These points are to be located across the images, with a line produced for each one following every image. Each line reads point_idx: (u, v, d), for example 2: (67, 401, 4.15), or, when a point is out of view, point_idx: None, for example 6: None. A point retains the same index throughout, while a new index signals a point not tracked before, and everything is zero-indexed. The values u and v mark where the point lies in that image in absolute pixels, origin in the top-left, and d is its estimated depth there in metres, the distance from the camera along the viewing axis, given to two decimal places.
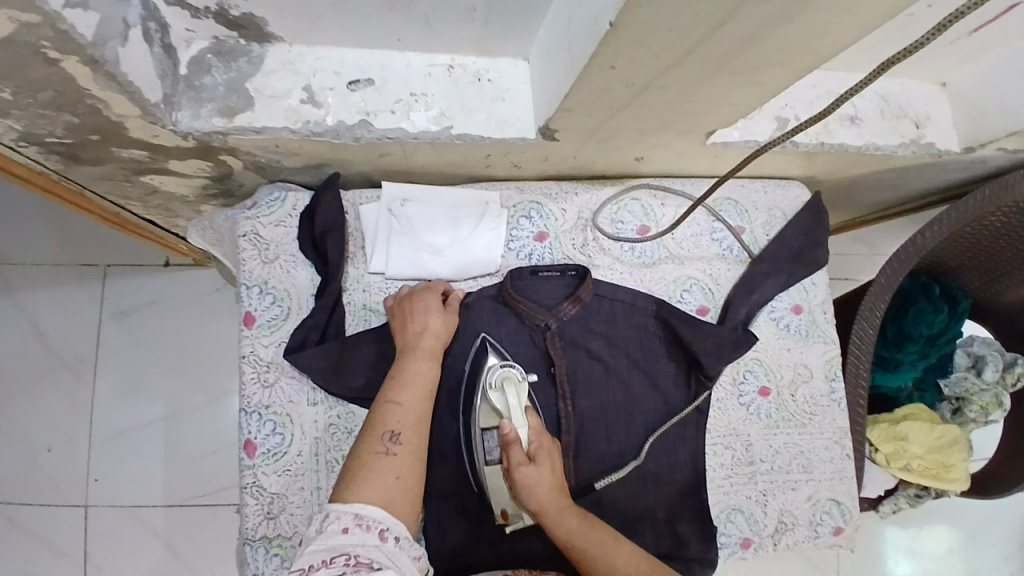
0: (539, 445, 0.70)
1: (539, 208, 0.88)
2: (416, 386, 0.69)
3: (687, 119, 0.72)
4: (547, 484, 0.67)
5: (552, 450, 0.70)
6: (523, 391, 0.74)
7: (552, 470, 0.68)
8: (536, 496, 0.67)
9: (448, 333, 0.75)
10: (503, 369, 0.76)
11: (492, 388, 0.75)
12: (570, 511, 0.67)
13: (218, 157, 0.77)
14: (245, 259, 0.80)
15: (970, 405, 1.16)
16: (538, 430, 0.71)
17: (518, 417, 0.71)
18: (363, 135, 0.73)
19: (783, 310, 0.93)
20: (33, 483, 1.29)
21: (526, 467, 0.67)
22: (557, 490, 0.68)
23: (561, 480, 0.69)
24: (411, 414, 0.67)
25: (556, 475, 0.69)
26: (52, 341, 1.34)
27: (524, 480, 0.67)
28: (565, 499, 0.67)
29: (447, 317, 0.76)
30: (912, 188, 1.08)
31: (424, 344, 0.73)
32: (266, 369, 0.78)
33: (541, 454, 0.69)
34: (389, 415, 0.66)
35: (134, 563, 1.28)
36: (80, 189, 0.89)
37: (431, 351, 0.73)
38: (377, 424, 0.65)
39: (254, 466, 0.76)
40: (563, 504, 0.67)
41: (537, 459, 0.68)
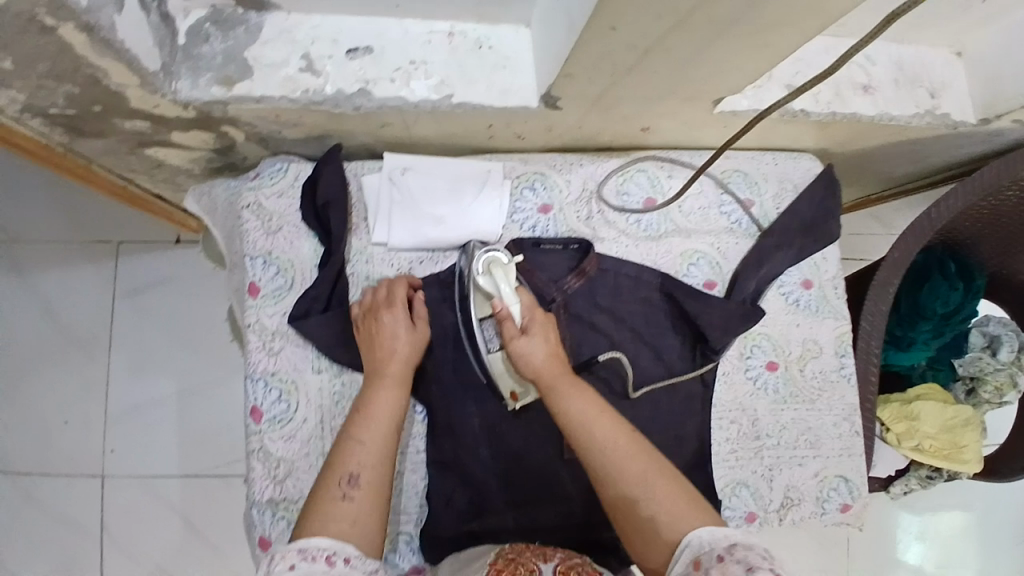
0: (532, 320, 0.70)
1: (542, 180, 0.86)
2: (380, 417, 0.66)
3: (693, 86, 0.70)
4: (542, 352, 0.67)
5: (545, 324, 0.70)
6: (511, 273, 0.75)
7: (547, 340, 0.68)
8: (531, 364, 0.67)
9: (415, 354, 0.73)
10: (489, 255, 0.76)
11: (480, 273, 0.75)
12: (562, 377, 0.65)
13: (220, 129, 0.77)
14: (249, 230, 0.80)
15: (985, 385, 1.14)
16: (531, 308, 0.72)
17: (511, 294, 0.72)
18: (363, 104, 0.72)
19: (793, 285, 0.91)
20: (51, 457, 1.33)
21: (519, 338, 0.68)
22: (554, 358, 0.67)
23: (557, 350, 0.68)
24: (373, 451, 0.64)
25: (551, 346, 0.68)
26: (66, 318, 1.36)
27: (520, 350, 0.67)
28: (562, 366, 0.67)
29: (414, 335, 0.74)
30: (930, 160, 1.04)
31: (388, 371, 0.70)
32: (272, 338, 0.79)
33: (533, 326, 0.69)
34: (349, 452, 0.63)
35: (151, 534, 1.32)
36: (87, 164, 0.89)
37: (399, 377, 0.70)
38: (336, 465, 0.63)
39: (259, 431, 0.77)
40: (558, 371, 0.66)
41: (530, 330, 0.69)
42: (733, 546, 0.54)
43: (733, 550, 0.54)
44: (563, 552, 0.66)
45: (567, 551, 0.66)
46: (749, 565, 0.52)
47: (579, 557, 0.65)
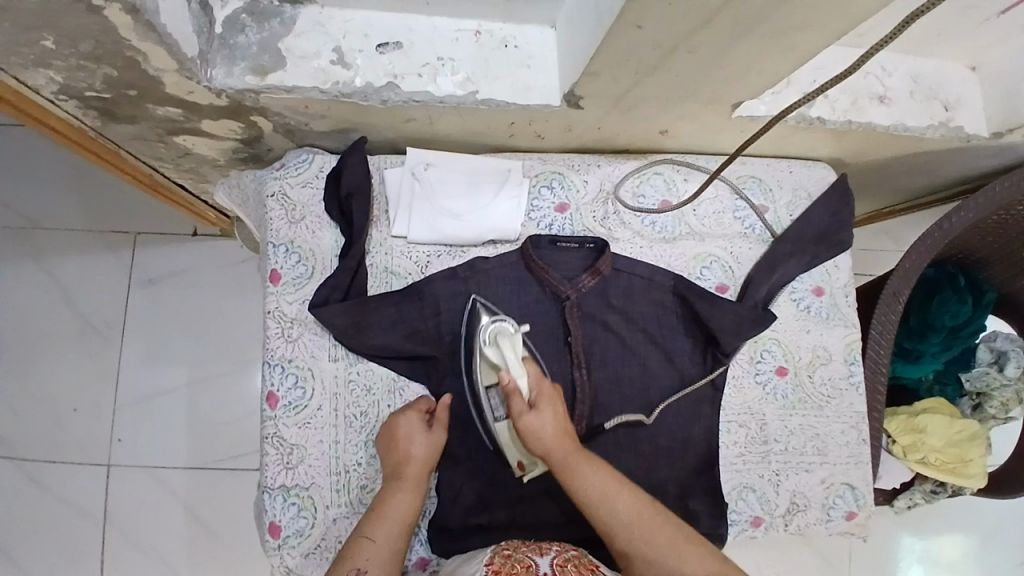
0: (541, 393, 0.69)
1: (560, 179, 0.88)
2: (392, 520, 0.66)
3: (712, 87, 0.72)
4: (553, 427, 0.66)
5: (554, 397, 0.69)
6: (518, 343, 0.73)
7: (556, 415, 0.67)
8: (542, 441, 0.66)
9: (434, 457, 0.72)
10: (495, 325, 0.74)
11: (486, 345, 0.74)
12: (574, 456, 0.65)
13: (249, 118, 0.79)
14: (273, 218, 0.82)
15: (991, 401, 1.14)
16: (538, 380, 0.70)
17: (517, 367, 0.70)
18: (391, 97, 0.74)
19: (804, 292, 0.92)
20: (59, 443, 1.34)
21: (529, 414, 0.66)
22: (562, 433, 0.66)
23: (566, 424, 0.67)
24: (381, 553, 0.64)
25: (559, 419, 0.67)
26: (80, 305, 1.38)
27: (530, 427, 0.66)
28: (572, 441, 0.66)
29: (433, 439, 0.73)
30: (942, 175, 1.06)
31: (406, 474, 0.69)
32: (290, 325, 0.80)
33: (542, 400, 0.68)
34: (359, 550, 0.63)
35: (154, 523, 1.32)
36: (115, 148, 0.92)
37: (415, 482, 0.69)
38: (343, 562, 0.62)
39: (275, 417, 0.78)
40: (570, 448, 0.65)
41: (539, 405, 0.67)
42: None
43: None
44: (558, 547, 0.65)
45: (562, 547, 0.65)
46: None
47: (575, 550, 0.65)
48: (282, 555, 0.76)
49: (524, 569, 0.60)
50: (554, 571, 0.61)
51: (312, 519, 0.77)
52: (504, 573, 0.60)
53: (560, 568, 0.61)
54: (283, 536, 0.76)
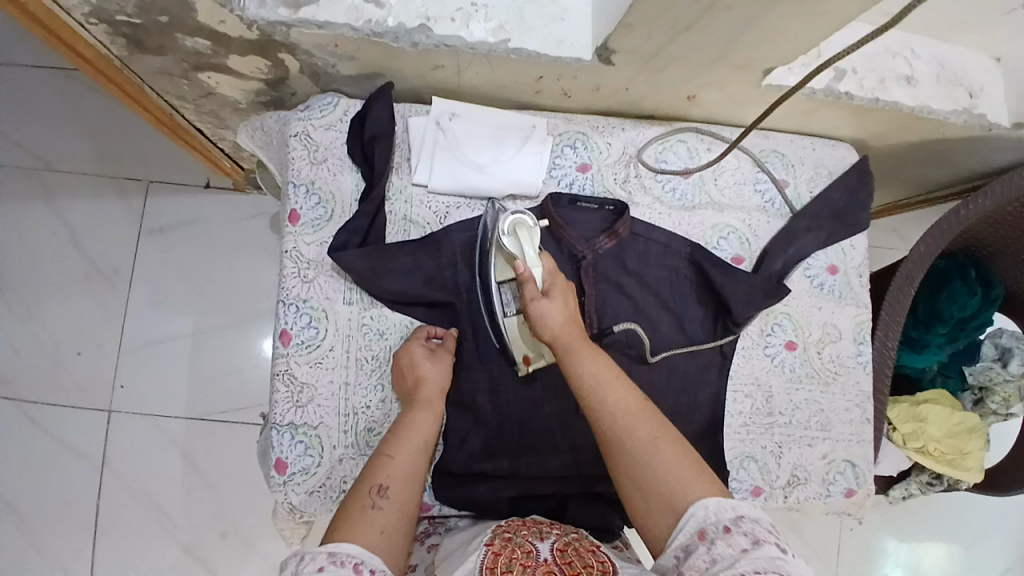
0: (554, 283, 0.70)
1: (584, 140, 0.88)
2: (411, 441, 0.69)
3: (745, 52, 0.71)
4: (561, 314, 0.66)
5: (567, 289, 0.69)
6: (536, 237, 0.75)
7: (566, 304, 0.68)
8: (550, 326, 0.66)
9: (445, 381, 0.76)
10: (515, 217, 0.76)
11: (505, 234, 0.75)
12: (579, 341, 0.64)
13: (277, 56, 0.79)
14: (295, 158, 0.82)
15: (993, 395, 1.15)
16: (553, 271, 0.71)
17: (534, 258, 0.72)
18: (422, 40, 0.73)
19: (818, 269, 0.92)
20: (60, 383, 1.34)
21: (539, 299, 0.67)
22: (571, 322, 0.66)
23: (575, 315, 0.67)
24: (402, 467, 0.66)
25: (569, 310, 0.67)
26: (89, 249, 1.37)
27: (539, 310, 0.66)
28: (580, 330, 0.66)
29: (443, 364, 0.77)
30: (956, 169, 1.05)
31: (420, 396, 0.73)
32: (307, 266, 0.80)
33: (555, 289, 0.68)
34: (380, 468, 0.65)
35: (152, 469, 1.33)
36: (139, 83, 0.91)
37: (428, 402, 0.73)
38: (366, 478, 0.64)
39: (287, 354, 0.78)
40: (577, 336, 0.65)
41: (551, 293, 0.68)
42: (740, 517, 0.54)
43: (742, 522, 0.54)
44: (558, 530, 0.67)
45: (562, 529, 0.67)
46: (756, 538, 0.53)
47: (575, 533, 0.66)
48: (287, 491, 0.77)
49: (525, 555, 0.61)
50: (554, 556, 0.61)
51: (318, 458, 0.77)
52: (504, 556, 0.61)
53: (561, 553, 0.62)
54: (289, 473, 0.77)
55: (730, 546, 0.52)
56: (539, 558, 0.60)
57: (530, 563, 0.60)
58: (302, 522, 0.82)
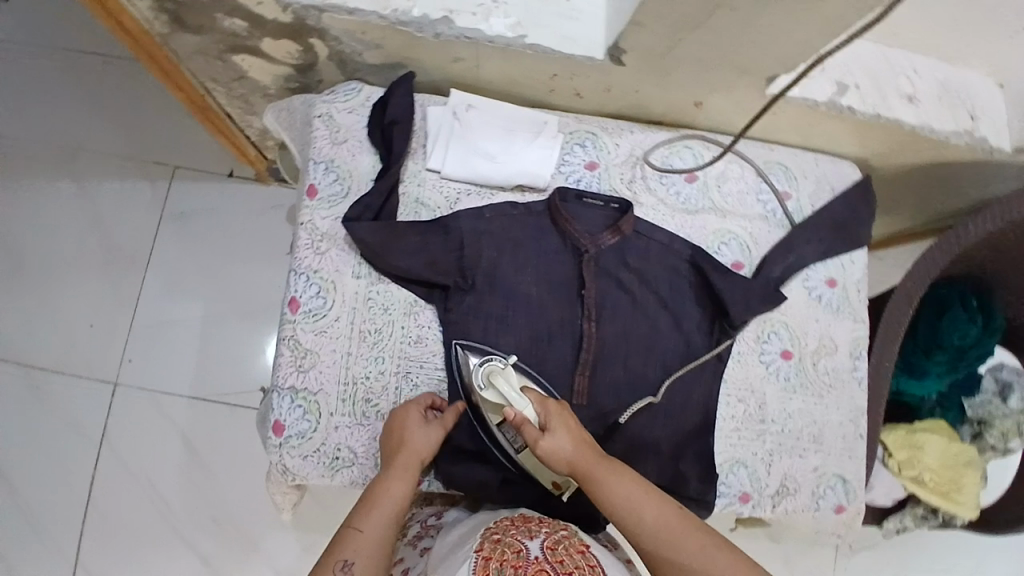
0: (548, 413, 0.71)
1: (593, 139, 0.91)
2: (382, 510, 0.68)
3: (750, 56, 0.75)
4: (571, 444, 0.69)
5: (562, 414, 0.71)
6: (509, 375, 0.75)
7: (568, 428, 0.70)
8: (566, 458, 0.68)
9: (430, 449, 0.74)
10: (485, 365, 0.76)
11: (483, 387, 0.76)
12: (597, 467, 0.68)
13: (308, 41, 0.84)
14: (318, 137, 0.87)
15: (991, 429, 1.15)
16: (542, 400, 0.72)
17: (519, 399, 0.72)
18: (444, 31, 0.77)
19: (818, 281, 0.94)
20: (70, 355, 1.37)
21: (544, 438, 0.69)
22: (581, 446, 0.69)
23: (581, 436, 0.70)
24: (369, 540, 0.65)
25: (575, 433, 0.70)
26: (111, 228, 1.42)
27: (549, 449, 0.68)
28: (592, 452, 0.69)
29: (430, 431, 0.75)
30: (960, 196, 1.06)
31: (398, 463, 0.72)
32: (320, 239, 0.84)
33: (552, 420, 0.70)
34: (348, 541, 0.65)
35: (150, 446, 1.34)
36: (177, 62, 0.97)
37: (406, 470, 0.71)
38: (333, 551, 0.65)
39: (294, 321, 0.82)
40: (592, 459, 0.69)
41: (550, 426, 0.70)
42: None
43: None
44: (547, 527, 0.65)
45: (550, 527, 0.65)
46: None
47: (564, 530, 0.65)
48: (281, 454, 0.79)
49: (515, 555, 0.59)
50: (543, 554, 0.60)
51: (315, 423, 0.80)
52: (496, 560, 0.59)
53: (550, 552, 0.60)
54: (285, 435, 0.79)
55: None
56: (530, 557, 0.59)
57: (521, 563, 0.58)
58: (292, 487, 0.85)
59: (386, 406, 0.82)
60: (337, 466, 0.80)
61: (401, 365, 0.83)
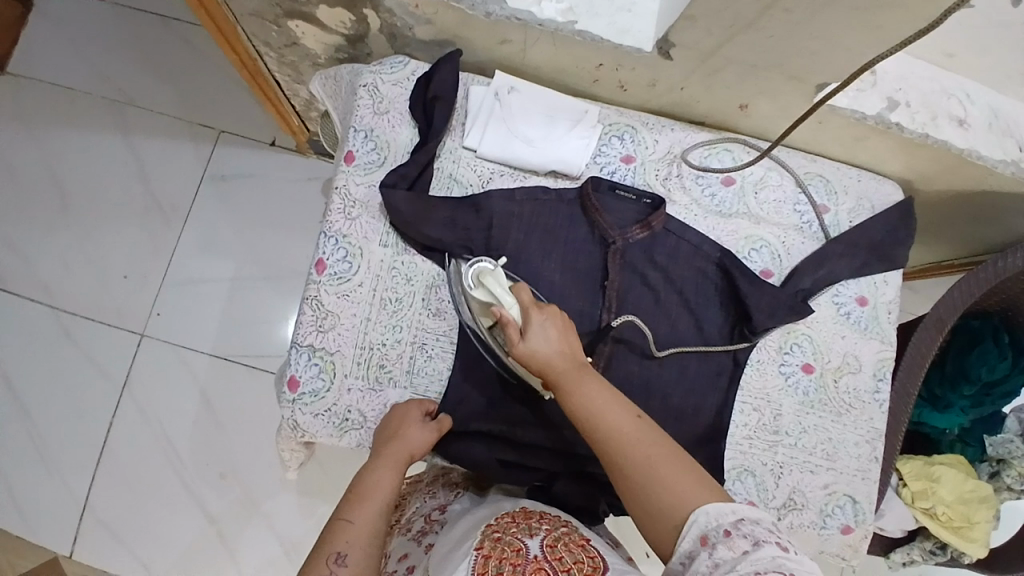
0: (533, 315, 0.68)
1: (632, 133, 0.91)
2: (375, 500, 0.66)
3: (799, 62, 0.74)
4: (549, 348, 0.65)
5: (548, 317, 0.67)
6: (499, 278, 0.74)
7: (552, 333, 0.66)
8: (540, 362, 0.65)
9: (420, 442, 0.74)
10: (476, 266, 0.77)
11: (473, 287, 0.76)
12: (570, 372, 0.63)
13: (362, 12, 0.86)
14: (360, 106, 0.88)
15: (1010, 469, 1.10)
16: (530, 304, 0.69)
17: (507, 300, 0.71)
18: (495, 11, 0.78)
19: (848, 298, 0.92)
20: (102, 302, 1.42)
21: (521, 340, 0.66)
22: (559, 351, 0.65)
23: (565, 342, 0.66)
24: (363, 530, 0.63)
25: (557, 338, 0.66)
26: (153, 183, 1.46)
27: (524, 352, 0.66)
28: (570, 360, 0.64)
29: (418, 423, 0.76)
30: (1005, 230, 1.03)
31: (387, 454, 0.71)
32: (353, 205, 0.86)
33: (533, 323, 0.67)
34: (339, 532, 0.62)
35: (169, 398, 1.38)
36: (234, 23, 0.99)
37: (396, 460, 0.71)
38: (325, 544, 0.61)
39: (319, 282, 0.83)
40: (567, 366, 0.64)
41: (530, 329, 0.66)
42: (739, 520, 0.52)
43: (740, 524, 0.52)
44: (547, 524, 0.65)
45: (552, 524, 0.65)
46: (756, 539, 0.50)
47: (564, 527, 0.64)
48: (294, 409, 0.81)
49: (514, 553, 0.59)
50: (543, 552, 0.59)
51: (328, 383, 0.81)
52: (495, 558, 0.58)
53: (550, 549, 0.60)
54: (299, 392, 0.81)
55: (731, 550, 0.50)
56: (529, 555, 0.58)
57: (520, 561, 0.58)
58: (301, 445, 0.87)
59: (399, 374, 0.83)
60: (346, 428, 0.81)
61: (418, 336, 0.84)
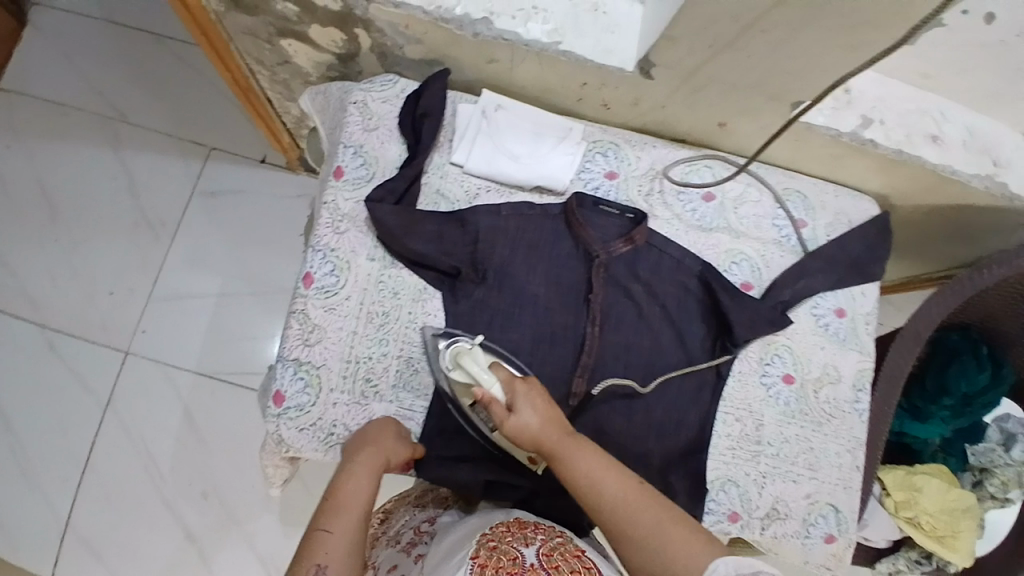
0: (516, 391, 0.69)
1: (615, 150, 0.94)
2: (350, 507, 0.67)
3: (776, 80, 0.77)
4: (537, 420, 0.67)
5: (530, 390, 0.69)
6: (476, 354, 0.75)
7: (538, 405, 0.68)
8: (531, 434, 0.66)
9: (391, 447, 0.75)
10: (453, 346, 0.78)
11: (451, 368, 0.77)
12: (562, 440, 0.65)
13: (354, 30, 0.88)
14: (350, 122, 0.90)
15: (992, 478, 1.13)
16: (511, 380, 0.71)
17: (488, 377, 0.72)
18: (483, 31, 0.81)
19: (826, 310, 0.95)
20: (87, 318, 1.41)
21: (509, 417, 0.67)
22: (548, 423, 0.67)
23: (552, 412, 0.68)
24: (341, 541, 0.63)
25: (545, 410, 0.68)
26: (142, 200, 1.46)
27: (514, 427, 0.67)
28: (560, 428, 0.66)
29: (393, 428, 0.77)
30: (978, 244, 1.07)
31: (360, 460, 0.72)
32: (340, 220, 0.87)
33: (518, 398, 0.68)
34: (318, 544, 0.63)
35: (153, 415, 1.37)
36: (227, 42, 1.01)
37: (370, 468, 0.71)
38: (305, 556, 0.62)
39: (306, 295, 0.84)
40: (559, 435, 0.66)
41: (517, 404, 0.68)
42: (757, 573, 0.55)
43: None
44: (543, 534, 0.64)
45: (547, 533, 0.64)
46: None
47: (559, 537, 0.64)
48: (278, 423, 0.81)
49: (510, 562, 0.58)
50: (539, 561, 0.59)
51: (314, 397, 0.82)
52: (491, 567, 0.58)
53: (546, 558, 0.60)
54: (284, 406, 0.81)
55: None
56: (526, 563, 0.58)
57: (517, 570, 0.57)
58: (285, 460, 0.87)
59: (385, 388, 0.84)
60: (331, 442, 0.81)
61: (404, 350, 0.85)
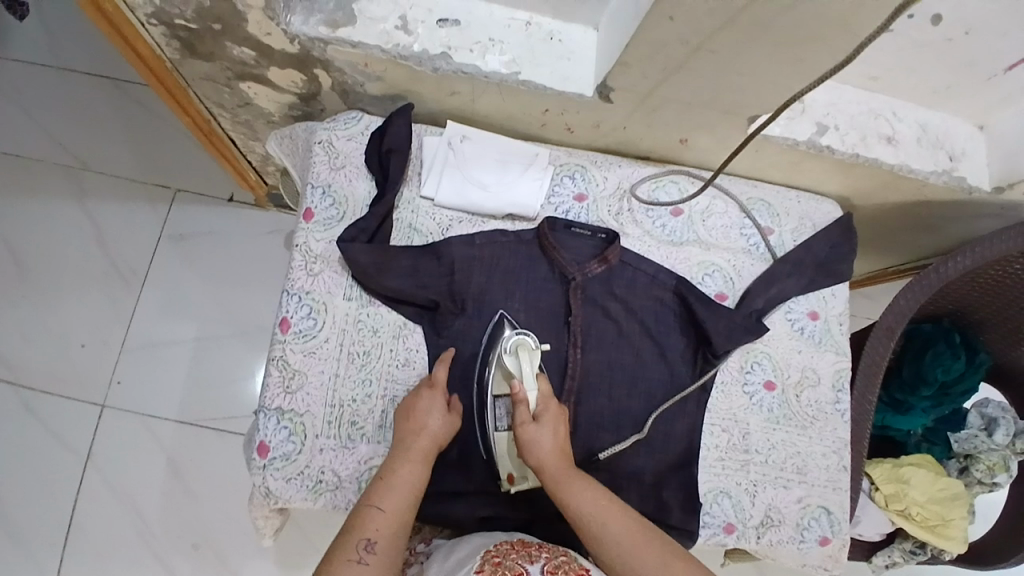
0: (547, 408, 0.73)
1: (582, 172, 0.95)
2: (402, 489, 0.67)
3: (732, 96, 0.79)
4: (550, 442, 0.70)
5: (558, 414, 0.73)
6: (535, 358, 0.78)
7: (556, 429, 0.71)
8: (539, 451, 0.70)
9: (446, 435, 0.73)
10: (518, 337, 0.79)
11: (507, 352, 0.78)
12: (567, 472, 0.68)
13: (313, 71, 0.88)
14: (317, 162, 0.90)
15: (977, 464, 1.15)
16: (547, 395, 0.74)
17: (529, 381, 0.75)
18: (442, 66, 0.81)
19: (800, 313, 0.96)
20: (60, 374, 1.37)
21: (529, 424, 0.71)
22: (559, 451, 0.70)
23: (564, 444, 0.71)
24: (391, 520, 0.64)
25: (561, 439, 0.71)
26: (110, 249, 1.44)
27: (529, 436, 0.70)
28: (567, 462, 0.70)
29: (448, 419, 0.74)
30: (941, 235, 1.10)
31: (416, 445, 0.70)
32: (314, 261, 0.86)
33: (545, 414, 0.72)
34: (368, 521, 0.63)
35: (136, 469, 1.33)
36: (185, 86, 1.00)
37: (424, 455, 0.70)
38: (356, 527, 0.63)
39: (284, 341, 0.83)
40: (563, 467, 0.69)
41: (541, 419, 0.72)
42: None
43: None
44: (547, 552, 0.63)
45: (551, 551, 0.63)
46: None
47: (564, 555, 0.62)
48: (264, 475, 0.79)
49: None
50: None
51: (299, 445, 0.81)
52: None
53: None
54: (270, 457, 0.80)
55: None
56: None
57: None
58: (274, 511, 0.85)
59: (371, 429, 0.83)
60: (320, 489, 0.80)
61: (387, 389, 0.84)
